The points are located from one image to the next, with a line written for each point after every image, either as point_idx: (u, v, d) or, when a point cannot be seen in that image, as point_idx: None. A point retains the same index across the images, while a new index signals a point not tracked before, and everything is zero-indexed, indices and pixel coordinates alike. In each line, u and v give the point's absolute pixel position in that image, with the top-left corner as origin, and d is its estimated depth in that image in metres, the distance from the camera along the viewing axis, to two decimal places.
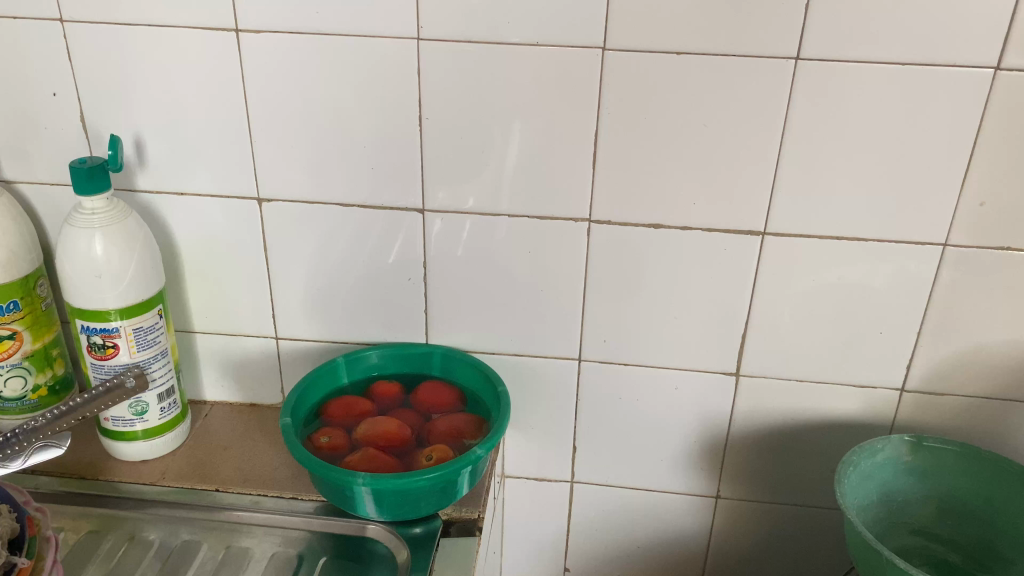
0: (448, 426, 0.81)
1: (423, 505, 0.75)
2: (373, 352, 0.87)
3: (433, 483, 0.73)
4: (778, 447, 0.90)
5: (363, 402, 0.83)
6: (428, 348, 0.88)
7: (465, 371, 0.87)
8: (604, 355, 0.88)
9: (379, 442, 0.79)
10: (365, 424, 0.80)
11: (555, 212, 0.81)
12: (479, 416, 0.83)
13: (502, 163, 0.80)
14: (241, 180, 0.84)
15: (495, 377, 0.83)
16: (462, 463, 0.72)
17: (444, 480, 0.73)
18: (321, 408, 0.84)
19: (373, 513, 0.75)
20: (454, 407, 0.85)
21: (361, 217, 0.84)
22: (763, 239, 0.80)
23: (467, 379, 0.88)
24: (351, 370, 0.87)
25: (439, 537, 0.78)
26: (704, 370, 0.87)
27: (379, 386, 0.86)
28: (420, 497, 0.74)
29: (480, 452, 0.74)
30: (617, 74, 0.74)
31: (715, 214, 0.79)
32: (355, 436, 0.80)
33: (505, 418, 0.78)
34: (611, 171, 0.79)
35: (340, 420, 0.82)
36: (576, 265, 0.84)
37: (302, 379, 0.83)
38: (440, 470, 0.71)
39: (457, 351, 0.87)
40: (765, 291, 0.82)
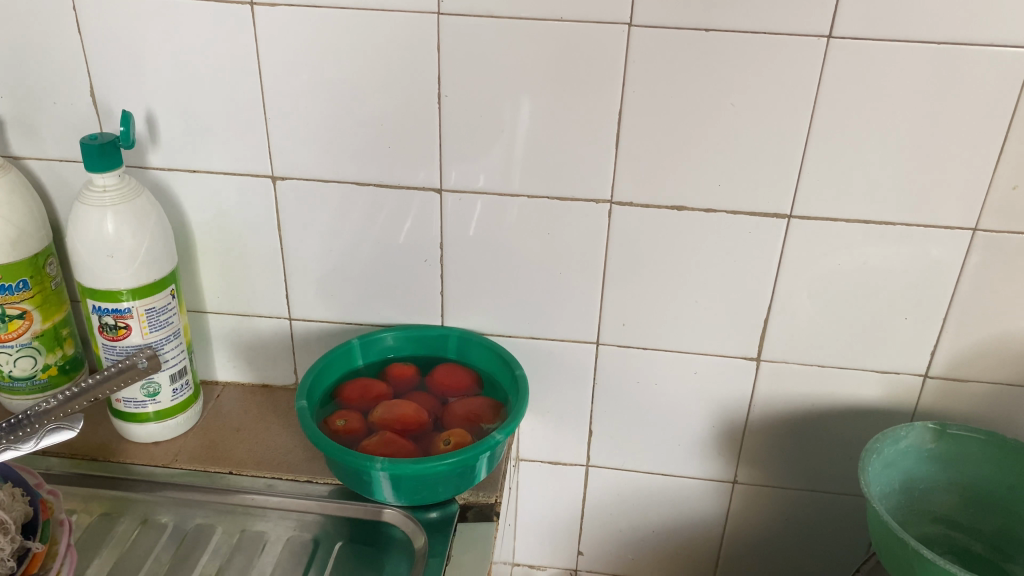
0: (466, 409, 0.79)
1: (440, 490, 0.74)
2: (389, 333, 0.86)
3: (451, 468, 0.71)
4: (797, 433, 0.88)
5: (378, 384, 0.82)
6: (445, 330, 0.86)
7: (482, 354, 0.86)
8: (622, 338, 0.86)
9: (396, 425, 0.77)
10: (381, 406, 0.79)
11: (575, 193, 0.80)
12: (497, 400, 0.82)
13: (523, 143, 0.78)
14: (254, 157, 0.82)
15: (512, 360, 0.82)
16: (482, 447, 0.71)
17: (463, 465, 0.72)
18: (336, 390, 0.82)
19: (390, 497, 0.74)
20: (471, 390, 0.83)
21: (377, 196, 0.82)
22: (788, 222, 0.78)
23: (482, 363, 0.86)
24: (367, 352, 0.86)
25: (456, 521, 0.77)
26: (725, 354, 0.85)
27: (395, 367, 0.84)
28: (437, 483, 0.73)
29: (501, 436, 0.72)
30: (643, 52, 0.72)
31: (740, 196, 0.78)
32: (371, 420, 0.78)
33: (524, 403, 0.76)
34: (635, 152, 0.77)
35: (355, 402, 0.81)
36: (595, 247, 0.82)
37: (316, 362, 0.81)
38: (459, 456, 0.70)
39: (474, 333, 0.85)
40: (788, 275, 0.81)
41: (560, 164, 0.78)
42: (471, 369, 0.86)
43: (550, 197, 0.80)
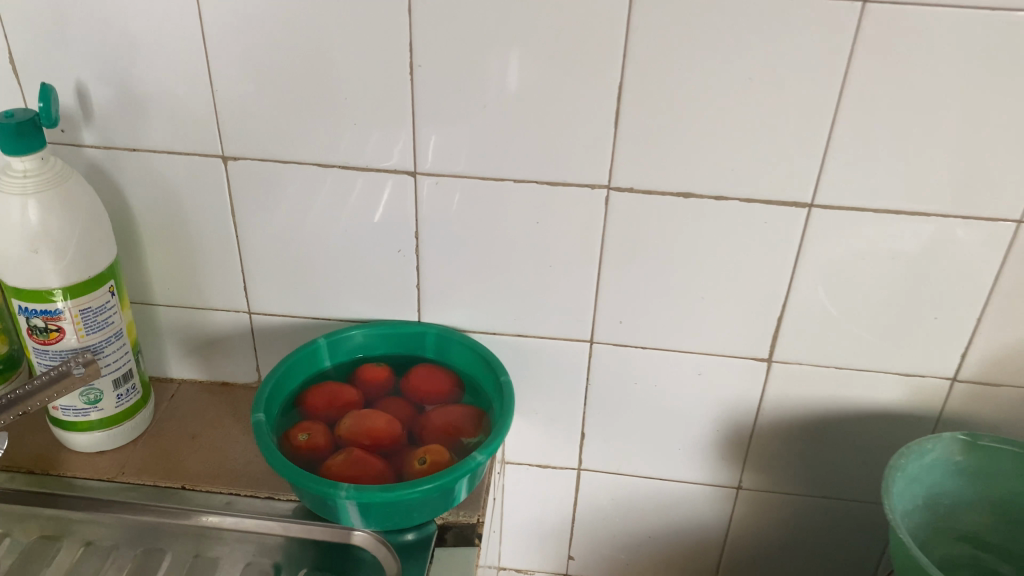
0: (444, 421, 0.71)
1: (415, 517, 0.66)
2: (361, 332, 0.77)
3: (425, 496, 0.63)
4: (810, 438, 0.81)
5: (347, 390, 0.74)
6: (423, 327, 0.78)
7: (462, 353, 0.77)
8: (619, 337, 0.78)
9: (365, 440, 0.69)
10: (349, 418, 0.71)
11: (568, 178, 0.70)
12: (479, 409, 0.73)
13: (509, 121, 0.68)
14: (203, 134, 0.72)
15: (496, 365, 0.74)
16: (459, 471, 0.63)
17: (438, 491, 0.64)
18: (299, 396, 0.74)
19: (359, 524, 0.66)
20: (450, 397, 0.75)
21: (343, 178, 0.72)
22: (809, 212, 0.69)
23: (464, 363, 0.78)
24: (334, 352, 0.77)
25: (434, 546, 0.69)
26: (733, 355, 0.77)
27: (366, 370, 0.76)
28: (412, 510, 0.65)
29: (481, 458, 0.65)
30: (647, 17, 0.62)
31: (756, 183, 0.68)
32: (337, 434, 0.70)
33: (509, 417, 0.68)
34: (636, 133, 0.67)
35: (320, 412, 0.72)
36: (590, 238, 0.73)
37: (276, 366, 0.73)
38: (435, 482, 0.62)
39: (455, 331, 0.77)
40: (807, 270, 0.72)
41: (551, 145, 0.69)
42: (451, 371, 0.77)
43: (540, 181, 0.70)
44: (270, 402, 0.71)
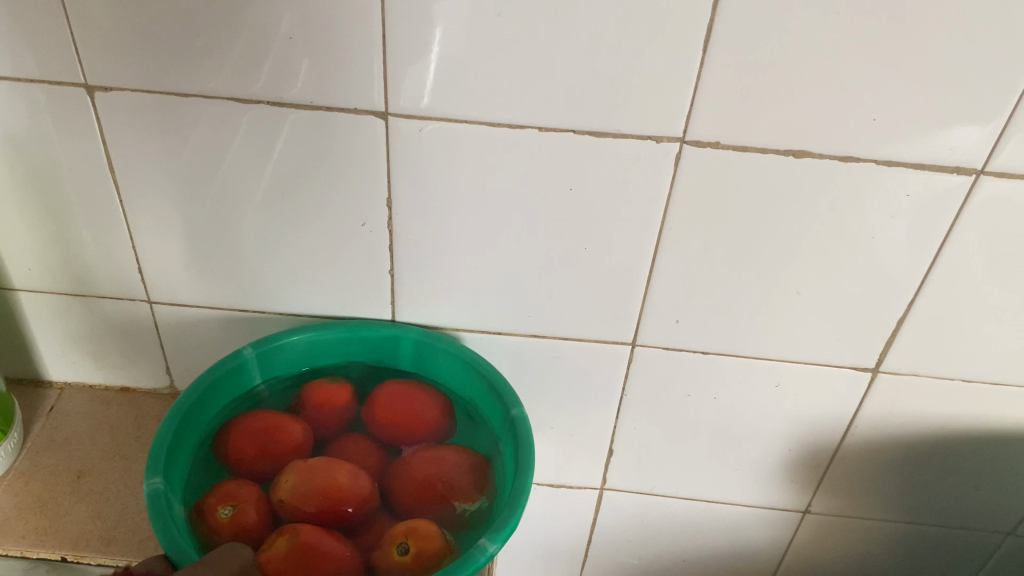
0: (430, 475, 0.50)
1: None
2: (307, 338, 0.55)
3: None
4: (909, 459, 0.62)
5: (289, 426, 0.52)
6: (394, 331, 0.56)
7: (452, 367, 0.56)
8: (671, 340, 0.56)
9: (317, 510, 0.48)
10: (292, 473, 0.49)
11: (620, 128, 0.47)
12: (478, 455, 0.52)
13: (538, 39, 0.44)
14: (52, 53, 0.47)
15: (505, 390, 0.52)
16: (460, 575, 0.42)
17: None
18: (220, 435, 0.52)
19: None
20: (436, 433, 0.54)
21: (276, 121, 0.48)
22: (976, 180, 0.47)
23: (452, 378, 0.57)
24: (270, 365, 0.55)
25: None
26: (825, 363, 0.57)
27: (315, 394, 0.54)
28: None
29: (494, 549, 0.43)
30: None
31: (901, 137, 0.46)
32: (276, 498, 0.48)
33: (530, 476, 0.47)
34: (732, 63, 0.44)
35: (251, 461, 0.50)
36: (645, 212, 0.50)
37: (182, 396, 0.50)
38: None
39: (440, 337, 0.55)
40: (950, 260, 0.51)
41: (599, 76, 0.45)
42: (435, 391, 0.56)
43: (577, 131, 0.47)
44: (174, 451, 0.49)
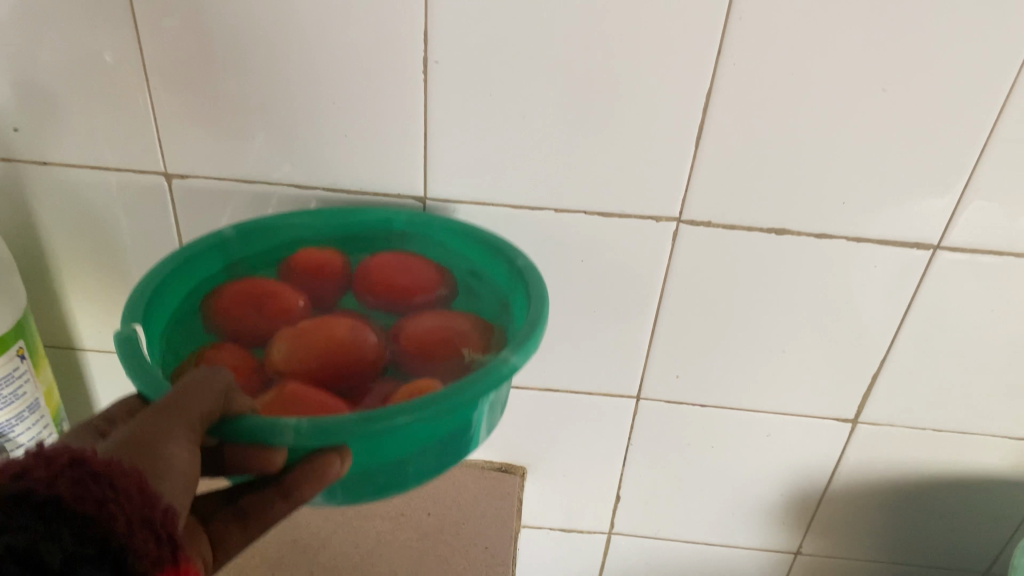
0: (431, 330, 0.48)
1: (412, 465, 0.42)
2: (294, 224, 0.52)
3: (416, 431, 0.39)
4: (890, 502, 0.68)
5: (282, 293, 0.50)
6: (383, 213, 0.53)
7: (447, 237, 0.54)
8: (672, 394, 0.63)
9: (320, 364, 0.45)
10: (286, 341, 0.47)
11: (627, 210, 0.54)
12: (484, 323, 0.50)
13: (556, 135, 0.52)
14: (137, 146, 0.54)
15: (507, 247, 0.50)
16: (482, 384, 0.39)
17: (437, 425, 0.40)
18: (207, 311, 0.50)
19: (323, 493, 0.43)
20: (436, 294, 0.52)
21: (328, 203, 0.56)
22: (934, 254, 0.55)
23: (453, 252, 0.55)
24: (253, 241, 0.53)
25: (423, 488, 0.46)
26: (810, 415, 0.63)
27: (303, 269, 0.52)
28: (405, 450, 0.41)
29: (518, 363, 0.40)
30: (754, 6, 0.46)
31: (869, 219, 0.54)
32: (273, 367, 0.46)
33: (547, 307, 0.44)
34: (721, 156, 0.52)
35: (239, 326, 0.48)
36: (647, 282, 0.57)
37: (160, 266, 0.47)
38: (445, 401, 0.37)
39: (433, 215, 0.53)
40: (916, 322, 0.58)
41: (608, 167, 0.53)
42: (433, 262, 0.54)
43: (588, 212, 0.54)
44: (150, 321, 0.46)
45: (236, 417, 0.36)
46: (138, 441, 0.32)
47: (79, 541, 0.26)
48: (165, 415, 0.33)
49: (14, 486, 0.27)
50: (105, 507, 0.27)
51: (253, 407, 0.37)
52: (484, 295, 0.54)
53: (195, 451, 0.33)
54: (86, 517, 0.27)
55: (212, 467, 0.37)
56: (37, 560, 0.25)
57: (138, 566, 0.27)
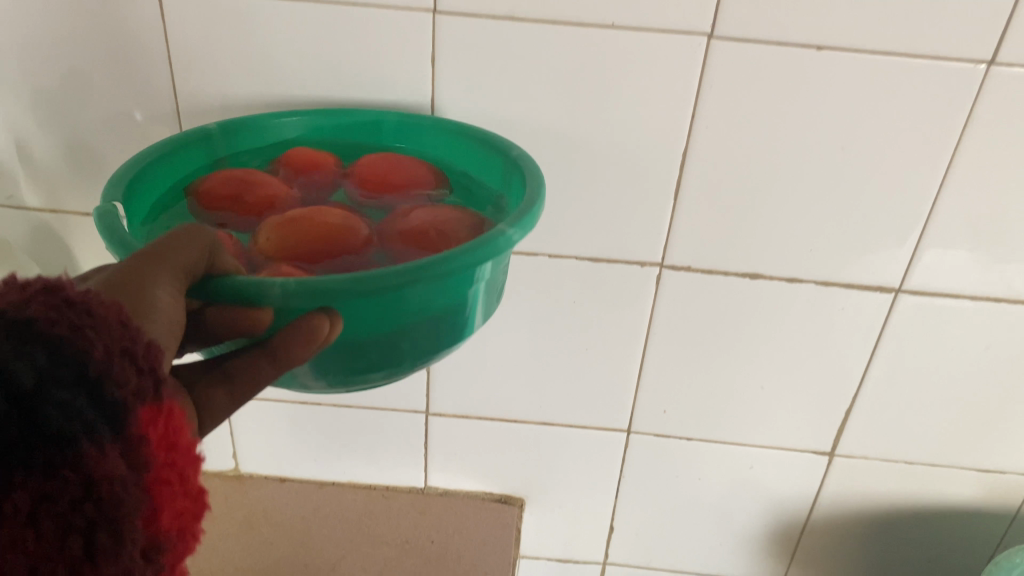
0: (424, 221, 0.44)
1: (401, 342, 0.41)
2: (291, 125, 0.53)
3: (411, 296, 0.38)
4: (869, 532, 0.72)
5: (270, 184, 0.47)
6: (373, 113, 0.53)
7: (440, 139, 0.53)
8: (660, 427, 0.67)
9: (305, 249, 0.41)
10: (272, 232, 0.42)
11: (615, 255, 0.59)
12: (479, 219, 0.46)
13: (549, 188, 0.57)
14: None
15: (501, 141, 0.49)
16: (477, 251, 0.37)
17: (429, 292, 0.38)
18: (191, 198, 0.48)
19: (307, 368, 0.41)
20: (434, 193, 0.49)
21: None
22: (897, 297, 0.59)
23: (450, 158, 0.54)
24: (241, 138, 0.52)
25: (411, 373, 0.44)
26: (790, 448, 0.68)
27: (293, 164, 0.49)
28: (395, 322, 0.39)
29: (514, 235, 0.39)
30: (724, 75, 0.52)
31: (837, 265, 0.59)
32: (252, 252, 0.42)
33: (543, 197, 0.43)
34: (700, 207, 0.57)
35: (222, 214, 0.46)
36: (635, 321, 0.62)
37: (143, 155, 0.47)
38: (438, 264, 0.36)
39: (423, 116, 0.52)
40: (885, 360, 0.63)
41: (597, 217, 0.58)
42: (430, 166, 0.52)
43: (580, 257, 0.60)
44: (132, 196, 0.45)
45: (220, 276, 0.34)
46: (118, 283, 0.30)
47: (54, 361, 0.25)
48: (148, 259, 0.32)
49: None
50: (81, 333, 0.26)
51: (235, 270, 0.35)
52: (483, 194, 0.51)
53: (179, 299, 0.32)
54: (62, 341, 0.25)
55: (197, 334, 0.36)
56: (10, 377, 0.24)
57: (117, 396, 0.26)
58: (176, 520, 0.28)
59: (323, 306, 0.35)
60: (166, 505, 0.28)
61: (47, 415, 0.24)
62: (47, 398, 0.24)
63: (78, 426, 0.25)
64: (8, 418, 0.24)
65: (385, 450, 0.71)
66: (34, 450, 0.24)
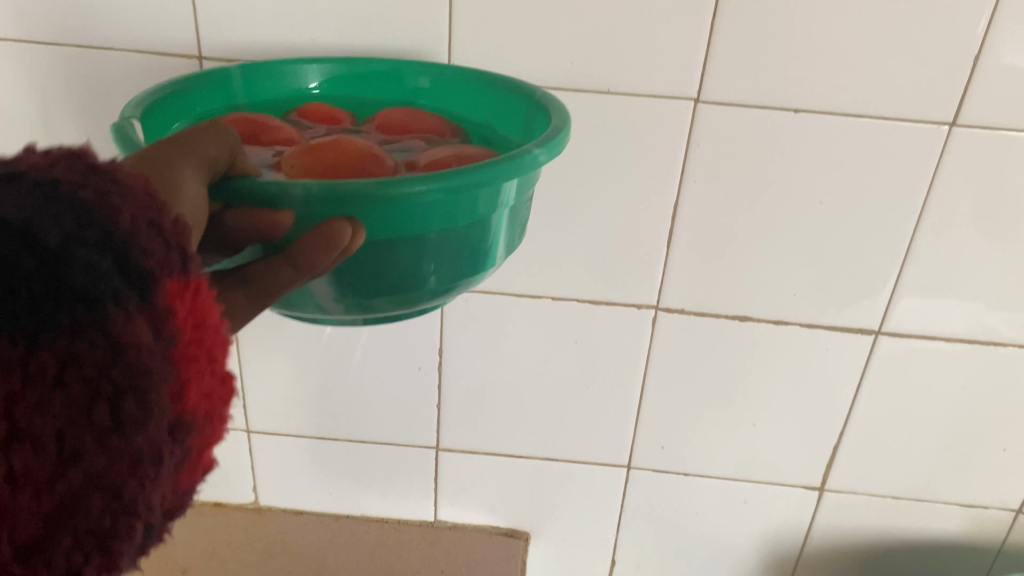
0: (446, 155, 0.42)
1: (426, 267, 0.39)
2: (313, 73, 0.53)
3: (437, 210, 0.37)
4: (860, 565, 0.75)
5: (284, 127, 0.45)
6: (393, 63, 0.53)
7: (461, 90, 0.53)
8: (659, 462, 0.71)
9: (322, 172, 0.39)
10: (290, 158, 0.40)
11: (614, 298, 0.64)
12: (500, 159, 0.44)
13: (552, 236, 0.62)
14: None
15: (523, 84, 0.49)
16: (502, 167, 0.36)
17: (454, 212, 0.38)
18: None
19: (329, 292, 0.40)
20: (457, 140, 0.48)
21: None
22: (877, 338, 0.64)
23: (470, 109, 0.53)
24: (264, 85, 0.52)
25: (435, 303, 0.43)
26: (782, 483, 0.71)
27: (309, 114, 0.49)
28: (420, 245, 0.38)
29: (540, 157, 0.38)
30: (711, 134, 0.57)
31: (820, 307, 0.63)
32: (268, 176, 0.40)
33: (568, 126, 0.42)
34: (691, 254, 0.62)
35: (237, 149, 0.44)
36: (633, 361, 0.66)
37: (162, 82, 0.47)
38: (463, 175, 0.35)
39: (443, 66, 0.53)
40: (869, 398, 0.66)
41: (597, 262, 0.62)
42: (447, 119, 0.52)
43: (581, 300, 0.64)
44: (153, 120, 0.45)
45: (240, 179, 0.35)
46: (147, 166, 0.31)
47: (79, 224, 0.25)
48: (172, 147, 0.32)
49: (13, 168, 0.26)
50: (105, 199, 0.26)
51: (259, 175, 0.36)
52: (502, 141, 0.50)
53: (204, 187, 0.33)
54: (86, 207, 0.25)
55: (216, 241, 0.35)
56: (35, 234, 0.23)
57: (142, 265, 0.25)
58: (203, 400, 0.28)
59: (347, 214, 0.34)
60: (193, 382, 0.27)
61: (72, 273, 0.24)
62: (72, 257, 0.24)
63: (103, 287, 0.24)
64: (30, 275, 0.23)
65: (398, 484, 0.75)
66: (59, 306, 0.23)
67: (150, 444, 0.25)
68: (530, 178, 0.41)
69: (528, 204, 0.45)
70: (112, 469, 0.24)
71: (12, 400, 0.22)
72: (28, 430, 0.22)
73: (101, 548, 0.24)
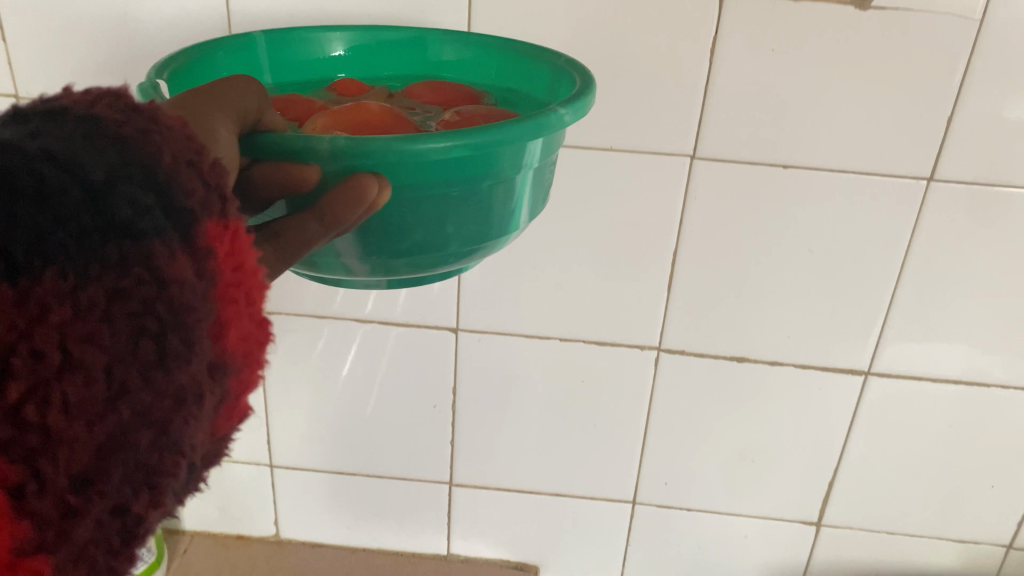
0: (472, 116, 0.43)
1: (451, 224, 0.41)
2: (335, 41, 0.55)
3: (460, 167, 0.38)
4: None
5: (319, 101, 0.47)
6: (413, 32, 0.54)
7: (481, 60, 0.54)
8: (662, 497, 0.74)
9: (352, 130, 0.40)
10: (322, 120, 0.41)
11: (618, 340, 0.68)
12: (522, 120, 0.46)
13: (559, 281, 0.66)
14: None
15: (545, 51, 0.51)
16: (522, 125, 0.38)
17: (477, 170, 0.39)
18: None
19: (358, 252, 0.41)
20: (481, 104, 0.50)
21: (381, 334, 0.70)
22: (866, 378, 0.67)
23: (487, 75, 0.54)
24: (285, 53, 0.54)
25: (463, 262, 0.45)
26: (780, 518, 0.74)
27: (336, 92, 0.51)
28: (445, 201, 0.40)
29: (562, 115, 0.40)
30: (706, 187, 0.61)
31: (812, 349, 0.67)
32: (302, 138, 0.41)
33: (591, 91, 0.43)
34: (690, 298, 0.66)
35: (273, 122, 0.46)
36: (636, 399, 0.70)
37: (188, 48, 0.48)
38: (483, 133, 0.37)
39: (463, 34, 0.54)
40: (860, 436, 0.70)
41: (602, 305, 0.67)
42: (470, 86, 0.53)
43: (587, 341, 0.68)
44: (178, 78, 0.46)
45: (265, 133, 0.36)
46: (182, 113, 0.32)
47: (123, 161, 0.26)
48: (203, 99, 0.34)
49: (51, 108, 0.27)
50: (147, 138, 0.27)
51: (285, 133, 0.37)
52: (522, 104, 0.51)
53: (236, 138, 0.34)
54: (130, 144, 0.26)
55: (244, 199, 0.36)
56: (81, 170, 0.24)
57: (183, 203, 0.26)
58: (240, 343, 0.28)
59: (370, 169, 0.36)
60: (231, 323, 0.28)
61: (118, 207, 0.24)
62: (117, 191, 0.24)
63: (149, 223, 0.25)
64: (80, 206, 0.24)
65: (413, 517, 0.78)
66: (107, 239, 0.23)
67: (192, 382, 0.25)
68: (551, 141, 0.43)
69: (551, 170, 0.47)
70: (158, 405, 0.24)
71: (63, 331, 0.22)
72: (83, 361, 0.22)
73: (149, 493, 0.24)
